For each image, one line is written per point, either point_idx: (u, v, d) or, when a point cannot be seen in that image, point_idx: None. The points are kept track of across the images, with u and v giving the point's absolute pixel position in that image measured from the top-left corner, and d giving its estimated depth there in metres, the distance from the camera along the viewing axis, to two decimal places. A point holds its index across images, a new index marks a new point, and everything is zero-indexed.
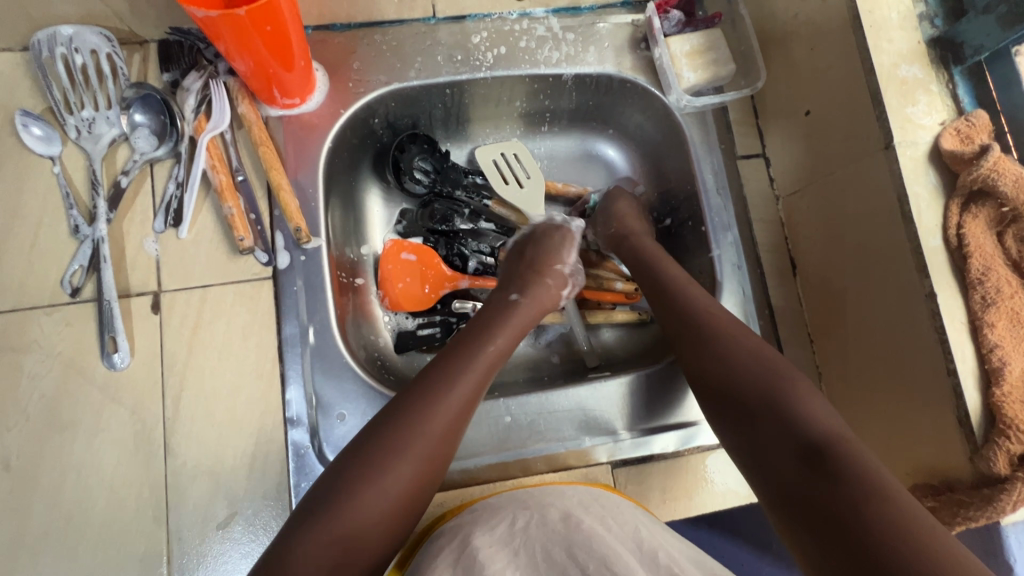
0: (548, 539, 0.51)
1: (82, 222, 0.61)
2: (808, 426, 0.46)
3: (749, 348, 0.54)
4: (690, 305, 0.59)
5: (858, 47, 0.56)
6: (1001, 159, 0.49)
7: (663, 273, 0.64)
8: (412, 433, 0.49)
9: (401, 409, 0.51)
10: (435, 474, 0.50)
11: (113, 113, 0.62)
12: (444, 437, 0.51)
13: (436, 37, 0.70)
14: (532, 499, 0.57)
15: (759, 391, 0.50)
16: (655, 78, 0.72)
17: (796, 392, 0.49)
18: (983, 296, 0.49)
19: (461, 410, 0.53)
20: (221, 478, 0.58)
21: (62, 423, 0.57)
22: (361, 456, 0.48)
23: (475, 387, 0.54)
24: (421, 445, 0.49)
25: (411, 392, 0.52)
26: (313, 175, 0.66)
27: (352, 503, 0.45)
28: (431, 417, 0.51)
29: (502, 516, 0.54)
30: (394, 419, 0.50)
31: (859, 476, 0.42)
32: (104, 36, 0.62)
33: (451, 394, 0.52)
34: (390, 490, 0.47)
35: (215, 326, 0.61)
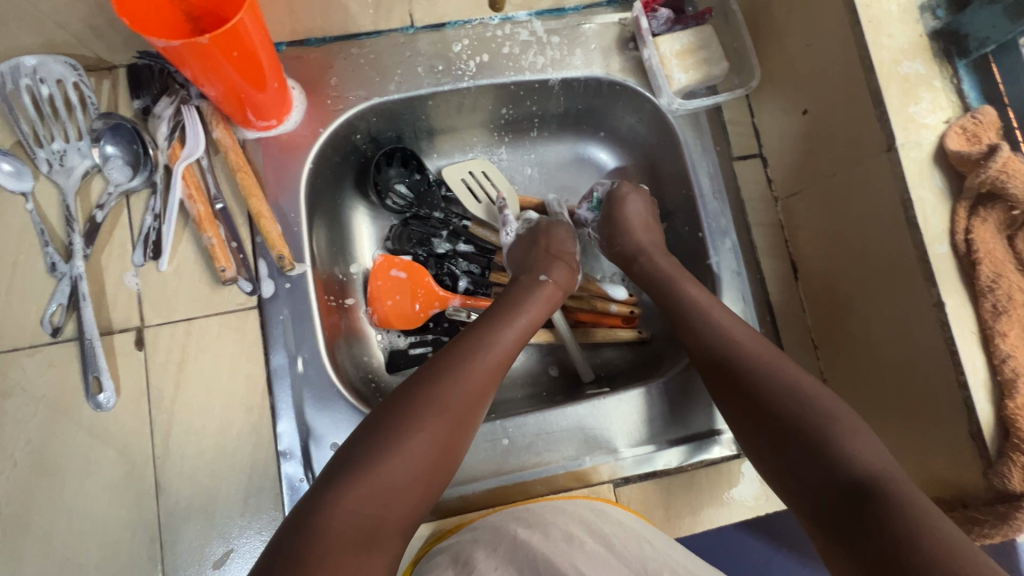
0: (550, 553, 0.50)
1: (59, 259, 0.59)
2: (850, 460, 0.42)
3: (775, 367, 0.50)
4: (702, 323, 0.56)
5: (856, 42, 0.53)
6: (1011, 160, 0.47)
7: (676, 289, 0.61)
8: (434, 408, 0.50)
9: (422, 385, 0.51)
10: (457, 451, 0.51)
11: (84, 144, 0.60)
12: (463, 413, 0.51)
13: (415, 47, 0.68)
14: (531, 514, 0.56)
15: (792, 412, 0.46)
16: (645, 79, 0.69)
17: (832, 420, 0.45)
18: (994, 305, 0.47)
19: (481, 389, 0.53)
20: (215, 515, 0.57)
21: (50, 467, 0.56)
22: (379, 428, 0.48)
23: (493, 366, 0.55)
24: (442, 421, 0.50)
25: (430, 370, 0.53)
26: (294, 199, 0.63)
27: (374, 475, 0.46)
28: (452, 393, 0.51)
29: (502, 529, 0.54)
30: (416, 394, 0.51)
31: (908, 510, 0.38)
32: (69, 65, 0.60)
33: (469, 371, 0.53)
34: (409, 466, 0.47)
35: (200, 360, 0.60)
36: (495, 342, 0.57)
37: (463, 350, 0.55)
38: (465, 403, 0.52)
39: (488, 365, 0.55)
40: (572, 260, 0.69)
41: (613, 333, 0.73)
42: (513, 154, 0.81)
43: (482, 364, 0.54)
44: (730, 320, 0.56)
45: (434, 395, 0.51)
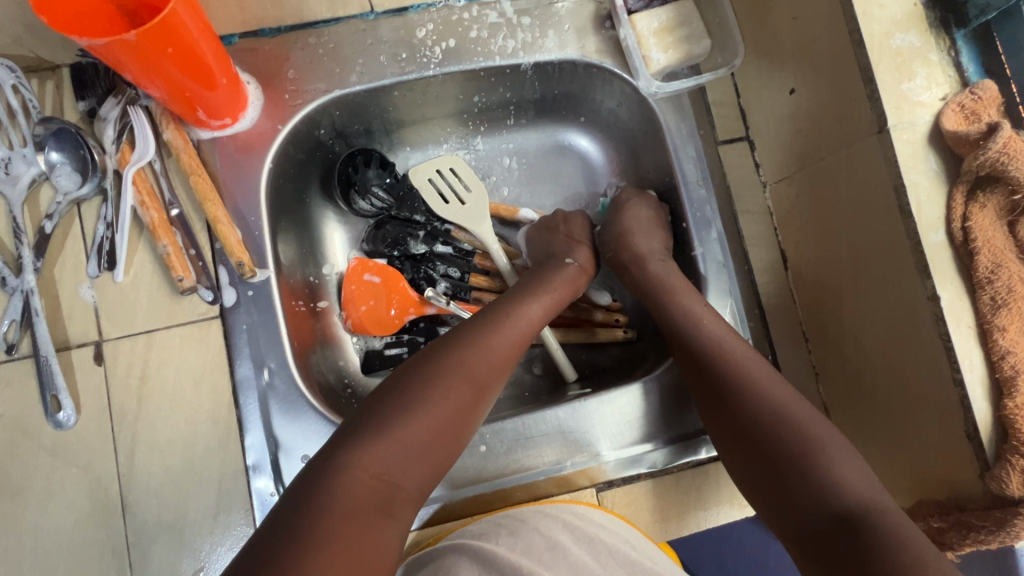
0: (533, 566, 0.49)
1: (9, 274, 0.56)
2: (837, 487, 0.43)
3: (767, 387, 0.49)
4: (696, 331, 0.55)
5: (845, 14, 0.49)
6: (1013, 139, 0.43)
7: (670, 298, 0.58)
8: (460, 374, 0.49)
9: (451, 352, 0.51)
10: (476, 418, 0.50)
11: (28, 151, 0.57)
12: (487, 383, 0.51)
13: (376, 34, 0.64)
14: (515, 523, 0.54)
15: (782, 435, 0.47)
16: (622, 61, 0.65)
17: (819, 444, 0.45)
18: (993, 298, 0.44)
19: (505, 359, 0.53)
20: (184, 532, 0.55)
21: (13, 489, 0.55)
22: (402, 388, 0.48)
23: (519, 333, 0.54)
24: (465, 388, 0.49)
25: (457, 337, 0.52)
26: (254, 202, 0.60)
27: (395, 432, 0.45)
28: (478, 360, 0.51)
29: (484, 534, 0.53)
30: (443, 359, 0.50)
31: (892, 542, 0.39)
32: (6, 67, 0.57)
33: (497, 340, 0.53)
34: (431, 429, 0.47)
35: (163, 373, 0.57)
36: (522, 314, 0.56)
37: (489, 319, 0.54)
38: (488, 374, 0.51)
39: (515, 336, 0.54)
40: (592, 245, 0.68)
41: (595, 334, 0.71)
42: (490, 143, 0.77)
43: (509, 334, 0.54)
44: (723, 332, 0.54)
45: (462, 362, 0.50)
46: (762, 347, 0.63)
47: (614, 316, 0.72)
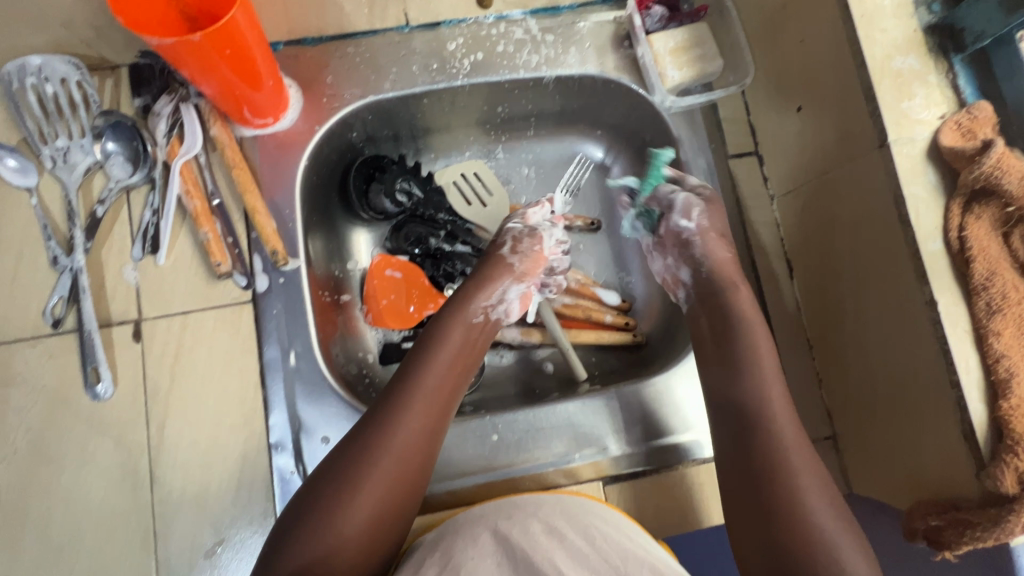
0: (532, 551, 0.50)
1: (60, 253, 0.60)
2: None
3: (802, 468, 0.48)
4: (752, 396, 0.53)
5: (850, 38, 0.52)
6: (1005, 155, 0.46)
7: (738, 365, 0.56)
8: (378, 450, 0.52)
9: (365, 429, 0.53)
10: (411, 481, 0.53)
11: (86, 141, 0.62)
12: (409, 444, 0.53)
13: (410, 46, 0.68)
14: (513, 508, 0.55)
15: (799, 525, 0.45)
16: (639, 78, 0.69)
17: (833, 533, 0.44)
18: (987, 304, 0.46)
19: (423, 422, 0.54)
20: (206, 505, 0.58)
21: (49, 455, 0.58)
22: (333, 470, 0.51)
23: (433, 391, 0.56)
24: (387, 462, 0.51)
25: (372, 416, 0.54)
26: (289, 195, 0.65)
27: (324, 515, 0.48)
28: (393, 441, 0.52)
29: (482, 520, 0.53)
30: (358, 441, 0.52)
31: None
32: (72, 64, 0.62)
33: (409, 409, 0.54)
34: (360, 505, 0.49)
35: (196, 353, 0.61)
36: (431, 373, 0.57)
37: (399, 387, 0.56)
38: (407, 441, 0.53)
39: (430, 395, 0.56)
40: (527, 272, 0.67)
41: (605, 336, 0.73)
42: (510, 152, 0.81)
43: (420, 398, 0.55)
44: (781, 403, 0.53)
45: (380, 441, 0.52)
46: None
47: (624, 319, 0.74)
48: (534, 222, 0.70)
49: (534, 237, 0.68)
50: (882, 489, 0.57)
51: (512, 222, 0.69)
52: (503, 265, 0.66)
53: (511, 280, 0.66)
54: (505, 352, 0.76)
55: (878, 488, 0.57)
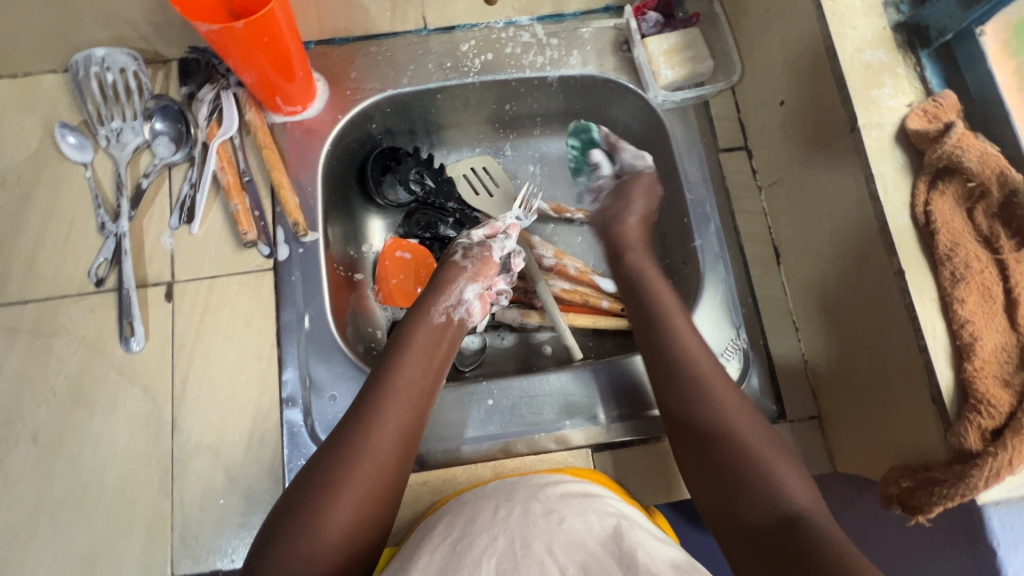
0: (528, 532, 0.48)
1: (108, 220, 0.68)
2: (787, 497, 0.48)
3: (741, 420, 0.54)
4: (691, 378, 0.57)
5: (824, 35, 0.57)
6: (965, 135, 0.50)
7: (688, 358, 0.58)
8: (350, 458, 0.53)
9: (340, 436, 0.55)
10: (388, 482, 0.54)
11: (138, 123, 0.70)
12: (382, 447, 0.54)
13: (427, 47, 0.76)
14: (518, 490, 0.54)
15: (741, 459, 0.51)
16: (635, 78, 0.75)
17: (770, 463, 0.51)
18: (952, 272, 0.49)
19: (395, 425, 0.56)
20: (221, 452, 0.62)
21: (84, 400, 0.63)
22: (314, 481, 0.52)
23: (403, 396, 0.58)
24: (361, 469, 0.53)
25: (344, 424, 0.56)
26: (312, 175, 0.71)
27: (303, 528, 0.49)
28: (367, 445, 0.54)
29: (486, 506, 0.53)
30: (331, 452, 0.54)
31: (826, 541, 0.44)
32: (131, 55, 0.70)
33: (380, 413, 0.56)
34: (337, 512, 0.50)
35: (220, 313, 0.66)
36: (402, 374, 0.59)
37: (370, 394, 0.57)
38: (380, 446, 0.54)
39: (405, 399, 0.57)
40: (487, 270, 0.69)
41: (602, 321, 0.76)
42: (517, 149, 0.87)
43: (390, 404, 0.56)
44: (725, 388, 0.56)
45: (354, 444, 0.54)
46: (754, 332, 0.69)
47: (619, 305, 0.77)
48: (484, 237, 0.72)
49: (483, 244, 0.71)
50: (861, 462, 0.59)
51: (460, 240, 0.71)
52: (456, 269, 0.68)
53: (468, 280, 0.68)
54: (505, 334, 0.80)
55: (859, 461, 0.59)
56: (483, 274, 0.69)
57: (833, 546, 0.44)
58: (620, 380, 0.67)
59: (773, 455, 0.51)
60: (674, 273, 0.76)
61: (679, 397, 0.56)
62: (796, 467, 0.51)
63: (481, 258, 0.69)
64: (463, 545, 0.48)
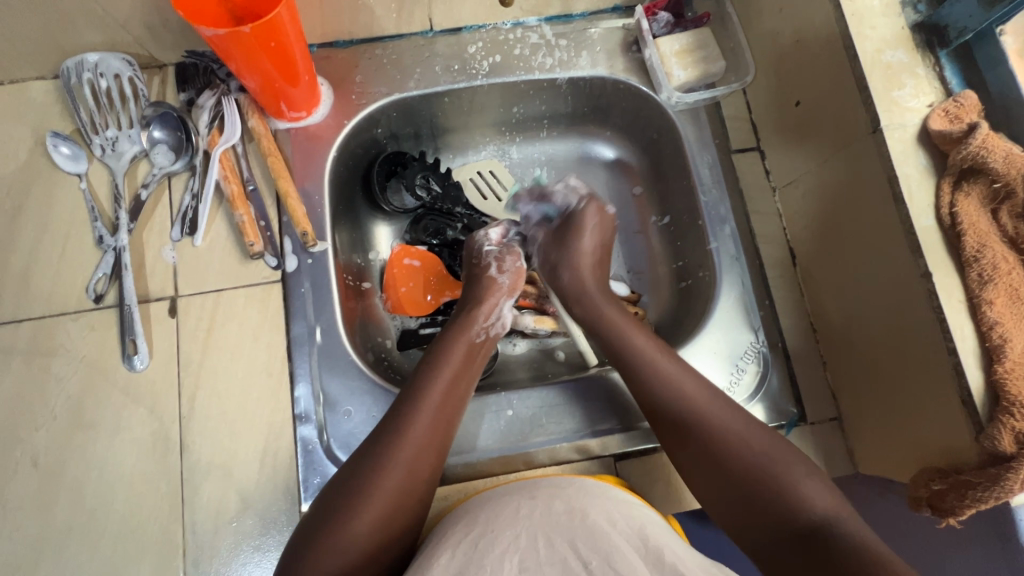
0: (551, 528, 0.47)
1: (105, 233, 0.65)
2: (805, 505, 0.48)
3: (739, 432, 0.53)
4: (671, 393, 0.56)
5: (843, 36, 0.57)
6: (990, 136, 0.49)
7: (673, 385, 0.57)
8: (383, 467, 0.51)
9: (372, 449, 0.53)
10: (417, 495, 0.52)
11: (134, 131, 0.67)
12: (417, 456, 0.53)
13: (433, 49, 0.74)
14: (539, 489, 0.52)
15: (745, 475, 0.51)
16: (646, 79, 0.74)
17: (787, 473, 0.50)
18: (980, 273, 0.48)
19: (430, 437, 0.54)
20: (233, 472, 0.60)
21: (85, 423, 0.60)
22: (345, 489, 0.51)
23: (438, 408, 0.56)
24: (393, 479, 0.51)
25: (376, 436, 0.54)
26: (319, 184, 0.69)
27: (330, 544, 0.47)
28: (402, 455, 0.52)
29: (506, 503, 0.51)
30: (361, 464, 0.52)
31: (852, 546, 0.44)
32: (126, 61, 0.68)
33: (415, 425, 0.54)
34: (365, 523, 0.49)
35: (227, 328, 0.64)
36: (439, 386, 0.57)
37: (407, 405, 0.56)
38: (413, 459, 0.53)
39: (439, 409, 0.56)
40: (518, 282, 0.69)
41: None
42: (524, 152, 0.85)
43: (427, 416, 0.55)
44: (712, 405, 0.55)
45: (387, 456, 0.52)
46: (772, 335, 0.68)
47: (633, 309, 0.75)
48: (499, 237, 0.72)
49: (513, 253, 0.70)
50: (885, 463, 0.59)
51: (486, 246, 0.70)
52: (494, 285, 0.68)
53: (504, 297, 0.68)
54: (518, 341, 0.78)
55: (883, 463, 0.59)
56: (518, 287, 0.69)
57: (865, 553, 0.43)
58: None
59: (790, 464, 0.51)
60: (688, 276, 0.75)
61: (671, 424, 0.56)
62: (812, 470, 0.51)
63: (514, 270, 0.69)
64: (485, 543, 0.46)
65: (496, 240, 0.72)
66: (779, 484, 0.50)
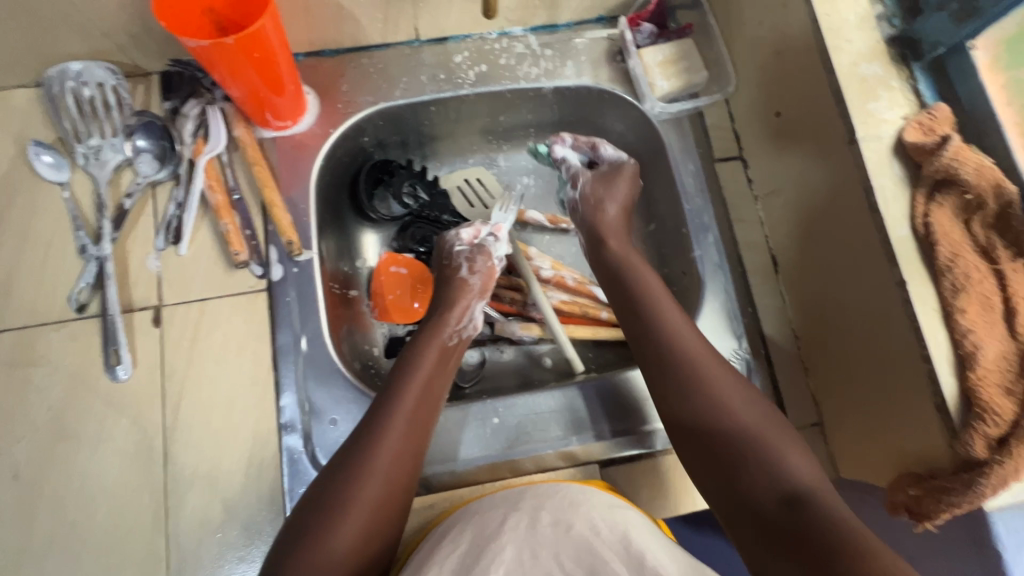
0: (536, 543, 0.47)
1: (88, 242, 0.64)
2: (786, 476, 0.47)
3: (732, 402, 0.53)
4: (672, 347, 0.57)
5: (820, 49, 0.58)
6: (962, 149, 0.51)
7: (682, 350, 0.57)
8: (361, 478, 0.51)
9: (350, 457, 0.53)
10: (398, 500, 0.53)
11: (118, 140, 0.66)
12: (394, 464, 0.53)
13: (419, 58, 0.74)
14: (524, 499, 0.52)
15: (736, 442, 0.50)
16: (631, 88, 0.75)
17: (773, 442, 0.50)
18: (953, 283, 0.50)
19: (406, 443, 0.55)
20: (217, 482, 0.60)
21: (67, 434, 0.60)
22: (322, 500, 0.50)
23: (412, 411, 0.57)
24: (372, 487, 0.51)
25: (353, 443, 0.54)
26: (305, 192, 0.69)
27: (311, 550, 0.47)
28: (378, 463, 0.52)
29: (493, 514, 0.51)
30: (340, 473, 0.52)
31: (833, 514, 0.43)
32: (109, 70, 0.68)
33: (390, 431, 0.54)
34: (347, 534, 0.49)
35: (212, 337, 0.64)
36: (411, 390, 0.58)
37: (381, 412, 0.56)
38: (390, 465, 0.53)
39: (413, 414, 0.56)
40: (489, 283, 0.70)
41: (601, 332, 0.76)
42: (511, 160, 0.85)
43: (400, 421, 0.55)
44: (721, 377, 0.55)
45: (364, 464, 0.52)
46: (755, 341, 0.69)
47: None
48: (474, 237, 0.72)
49: (484, 252, 0.70)
50: (866, 469, 0.60)
51: (458, 246, 0.71)
52: (465, 288, 0.68)
53: (476, 299, 0.68)
54: (505, 348, 0.78)
55: (863, 469, 0.60)
56: (491, 288, 0.70)
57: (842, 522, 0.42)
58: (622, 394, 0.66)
59: (777, 435, 0.50)
60: (673, 283, 0.76)
61: (673, 391, 0.55)
62: (800, 445, 0.50)
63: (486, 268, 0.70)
64: (473, 554, 0.47)
65: (468, 240, 0.71)
66: (764, 453, 0.49)
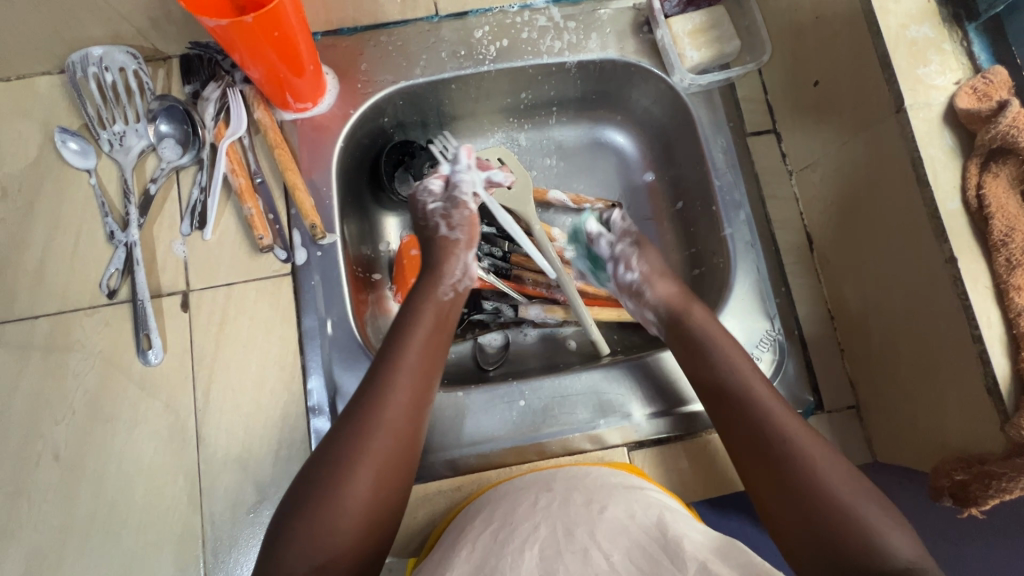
0: (571, 521, 0.47)
1: (116, 228, 0.65)
2: (888, 548, 0.45)
3: (807, 450, 0.51)
4: (730, 366, 0.58)
5: (864, 12, 0.55)
6: (1020, 114, 0.47)
7: (759, 407, 0.55)
8: (360, 447, 0.51)
9: (347, 425, 0.53)
10: (400, 467, 0.53)
11: (142, 125, 0.67)
12: (395, 437, 0.53)
13: (439, 34, 0.72)
14: (557, 481, 0.52)
15: (819, 502, 0.48)
16: (658, 60, 0.72)
17: (870, 514, 0.46)
18: (1008, 259, 0.47)
19: (407, 414, 0.54)
20: (248, 464, 0.61)
21: (104, 417, 0.61)
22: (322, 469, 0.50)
23: (414, 390, 0.56)
24: (372, 459, 0.51)
25: (353, 411, 0.54)
26: (326, 174, 0.68)
27: (311, 523, 0.48)
28: (378, 436, 0.52)
29: (523, 498, 0.50)
30: (340, 439, 0.52)
31: None
32: (130, 54, 0.67)
33: (385, 404, 0.54)
34: (349, 506, 0.49)
35: (239, 322, 0.64)
36: (411, 357, 0.57)
37: (378, 381, 0.55)
38: (388, 441, 0.52)
39: (410, 384, 0.56)
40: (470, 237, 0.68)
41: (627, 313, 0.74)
42: (532, 139, 0.83)
43: (398, 391, 0.55)
44: (813, 445, 0.51)
45: (360, 437, 0.52)
46: (789, 323, 0.67)
47: None
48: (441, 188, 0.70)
49: (458, 205, 0.68)
50: (907, 452, 0.58)
51: (431, 203, 0.69)
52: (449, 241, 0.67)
53: (464, 251, 0.67)
54: (528, 330, 0.78)
55: (902, 454, 0.58)
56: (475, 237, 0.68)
57: None
58: (643, 380, 0.65)
59: (869, 501, 0.48)
60: (702, 263, 0.74)
61: (742, 422, 0.55)
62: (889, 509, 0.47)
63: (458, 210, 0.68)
64: (505, 534, 0.47)
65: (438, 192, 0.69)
66: (864, 521, 0.46)
